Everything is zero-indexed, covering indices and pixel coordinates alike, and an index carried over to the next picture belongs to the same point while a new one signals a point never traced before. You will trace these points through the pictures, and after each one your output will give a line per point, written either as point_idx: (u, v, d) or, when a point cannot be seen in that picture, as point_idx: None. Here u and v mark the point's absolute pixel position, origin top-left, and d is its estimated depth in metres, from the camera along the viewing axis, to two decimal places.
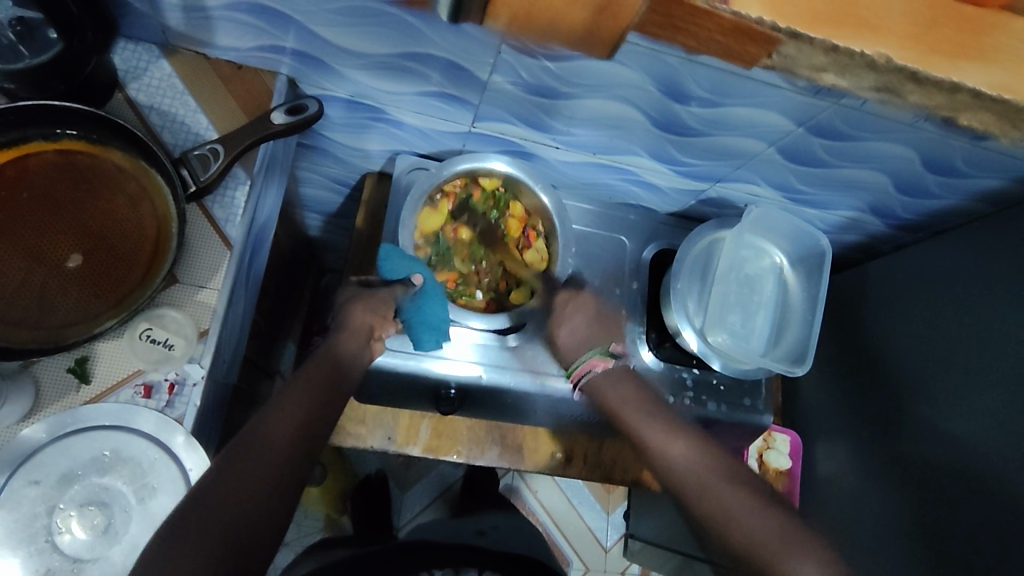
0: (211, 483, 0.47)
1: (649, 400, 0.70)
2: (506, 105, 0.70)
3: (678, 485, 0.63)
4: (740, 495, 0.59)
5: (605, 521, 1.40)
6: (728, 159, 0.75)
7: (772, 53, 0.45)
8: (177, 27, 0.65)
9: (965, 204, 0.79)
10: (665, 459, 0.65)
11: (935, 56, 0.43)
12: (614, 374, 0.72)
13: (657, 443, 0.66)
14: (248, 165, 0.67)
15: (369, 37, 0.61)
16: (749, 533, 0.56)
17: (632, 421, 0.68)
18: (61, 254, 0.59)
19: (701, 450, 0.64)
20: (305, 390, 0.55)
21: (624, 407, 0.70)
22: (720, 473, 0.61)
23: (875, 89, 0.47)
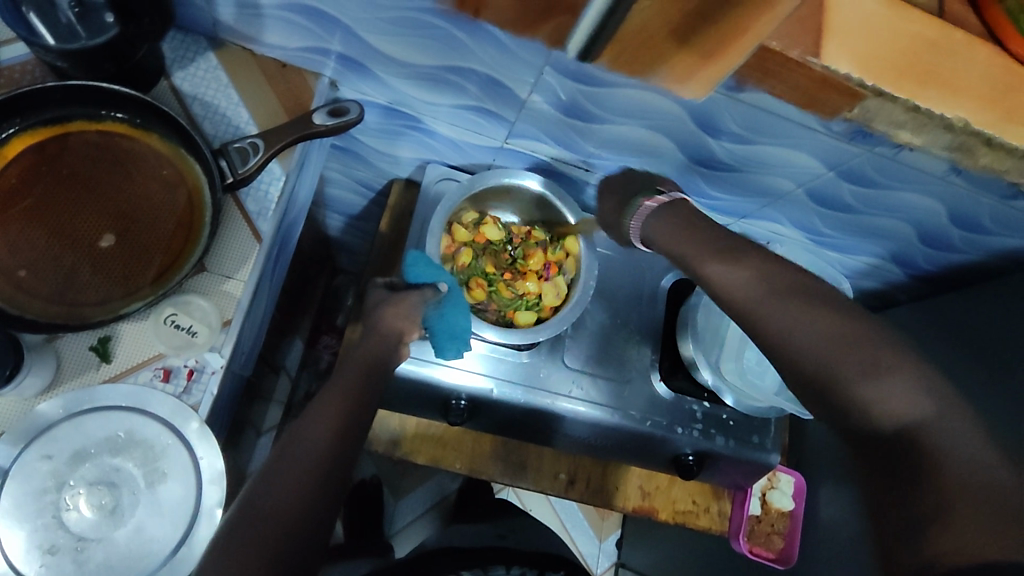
0: (258, 491, 0.48)
1: (766, 262, 0.53)
2: (543, 124, 0.71)
3: (736, 312, 0.53)
4: (805, 316, 0.49)
5: (596, 547, 1.39)
6: (754, 195, 0.76)
7: (855, 106, 0.52)
8: (227, 21, 0.66)
9: (986, 260, 0.80)
10: (786, 342, 0.49)
11: (1007, 122, 0.53)
12: (668, 211, 0.63)
13: (795, 334, 0.49)
14: (284, 161, 0.68)
15: (416, 48, 0.62)
16: (815, 361, 0.48)
17: (757, 311, 0.51)
18: (95, 234, 0.59)
19: (834, 313, 0.49)
20: (342, 391, 0.55)
21: (744, 287, 0.53)
22: (872, 360, 0.47)
23: (948, 149, 0.56)
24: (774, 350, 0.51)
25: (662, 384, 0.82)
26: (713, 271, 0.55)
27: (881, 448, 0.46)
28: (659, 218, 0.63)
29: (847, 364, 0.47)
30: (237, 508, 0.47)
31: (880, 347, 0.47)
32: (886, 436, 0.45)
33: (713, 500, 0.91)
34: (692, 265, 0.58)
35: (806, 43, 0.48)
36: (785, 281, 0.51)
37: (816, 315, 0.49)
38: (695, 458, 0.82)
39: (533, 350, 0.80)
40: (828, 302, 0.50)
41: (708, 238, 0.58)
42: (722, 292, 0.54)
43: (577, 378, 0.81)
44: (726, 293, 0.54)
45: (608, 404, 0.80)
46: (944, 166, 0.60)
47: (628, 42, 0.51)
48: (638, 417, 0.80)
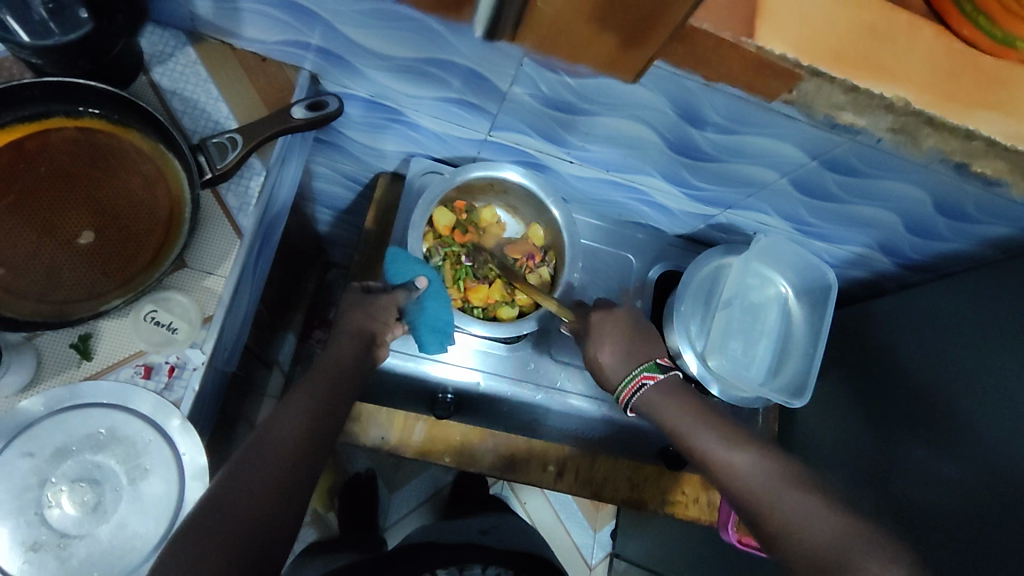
0: (223, 485, 0.47)
1: (765, 449, 0.63)
2: (525, 116, 0.70)
3: (742, 495, 0.60)
4: (807, 500, 0.56)
5: (591, 538, 1.39)
6: (740, 186, 0.75)
7: (792, 89, 0.50)
8: (206, 16, 0.66)
9: (974, 248, 0.80)
10: (793, 521, 0.56)
11: (952, 103, 0.50)
12: (667, 388, 0.70)
13: (800, 514, 0.56)
14: (264, 156, 0.67)
15: (394, 41, 0.61)
16: (815, 538, 0.54)
17: (766, 496, 0.58)
18: (74, 231, 0.59)
19: (834, 507, 0.56)
20: (311, 393, 0.55)
21: (755, 475, 0.60)
22: (858, 538, 0.52)
23: (891, 130, 0.54)
24: (776, 533, 0.57)
25: None
26: (737, 460, 0.62)
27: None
28: (656, 396, 0.69)
29: (849, 547, 0.52)
30: (201, 504, 0.45)
31: (867, 531, 0.53)
32: None
33: (702, 490, 0.92)
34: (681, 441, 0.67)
35: (735, 24, 0.46)
36: (793, 472, 0.59)
37: (814, 504, 0.56)
38: None
39: (519, 343, 0.80)
40: (824, 492, 0.57)
41: (715, 423, 0.66)
42: (730, 476, 0.62)
43: (563, 370, 0.80)
44: (728, 480, 0.62)
45: (595, 395, 0.80)
46: (926, 155, 0.60)
47: (543, 29, 0.48)
48: (626, 409, 0.80)
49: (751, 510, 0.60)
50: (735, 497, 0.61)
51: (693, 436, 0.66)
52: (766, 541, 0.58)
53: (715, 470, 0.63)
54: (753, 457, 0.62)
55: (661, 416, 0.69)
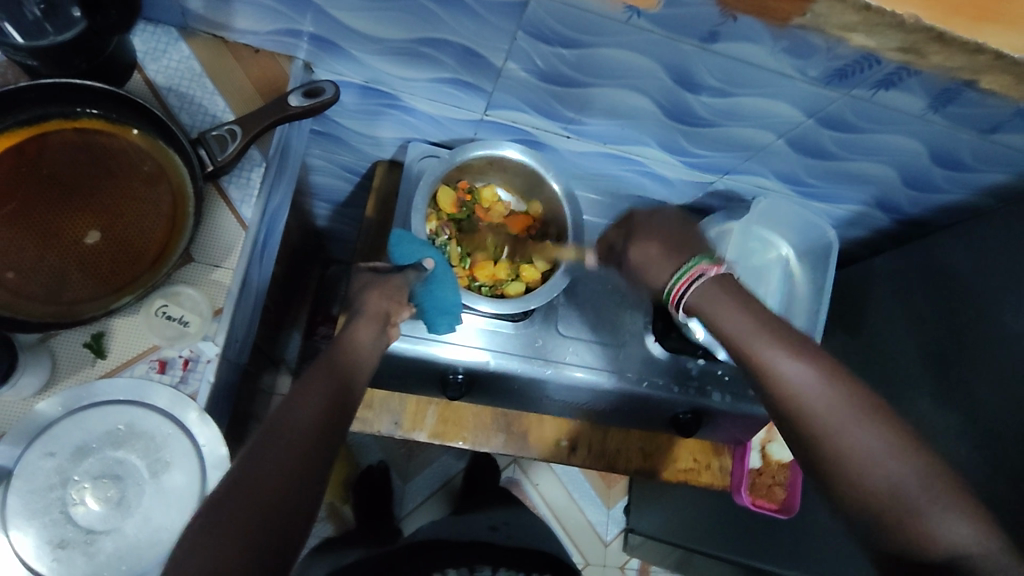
0: (241, 470, 0.47)
1: (825, 362, 0.52)
2: (520, 92, 0.70)
3: (798, 410, 0.51)
4: (878, 438, 0.48)
5: (605, 515, 1.40)
6: (738, 150, 0.76)
7: (802, 11, 0.49)
8: (197, 10, 0.65)
9: (971, 198, 0.80)
10: (855, 458, 0.48)
11: (958, 17, 0.48)
12: (727, 281, 0.58)
13: (868, 452, 0.48)
14: (263, 147, 0.67)
15: (387, 22, 0.61)
16: (875, 485, 0.47)
17: (830, 426, 0.50)
18: (79, 231, 0.59)
19: (908, 444, 0.48)
20: (327, 376, 0.55)
21: (815, 393, 0.51)
22: (938, 495, 0.45)
23: (898, 50, 0.52)
24: (830, 463, 0.49)
25: (657, 344, 0.83)
26: (785, 368, 0.52)
27: (930, 574, 0.44)
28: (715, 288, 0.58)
29: (918, 499, 0.46)
30: (221, 489, 0.46)
31: (952, 482, 0.46)
32: (938, 567, 0.44)
33: (713, 457, 0.93)
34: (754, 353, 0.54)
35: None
36: (866, 399, 0.50)
37: (884, 444, 0.48)
38: (692, 416, 0.84)
39: (526, 320, 0.81)
40: (900, 428, 0.49)
41: (776, 334, 0.54)
42: (791, 396, 0.52)
43: (572, 344, 0.81)
44: (785, 399, 0.52)
45: (605, 367, 0.81)
46: (923, 104, 0.60)
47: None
48: (635, 379, 0.81)
49: (799, 433, 0.52)
50: (783, 416, 0.53)
51: (751, 352, 0.54)
52: (819, 466, 0.50)
53: (765, 379, 0.53)
54: (817, 377, 0.52)
55: (711, 320, 0.57)
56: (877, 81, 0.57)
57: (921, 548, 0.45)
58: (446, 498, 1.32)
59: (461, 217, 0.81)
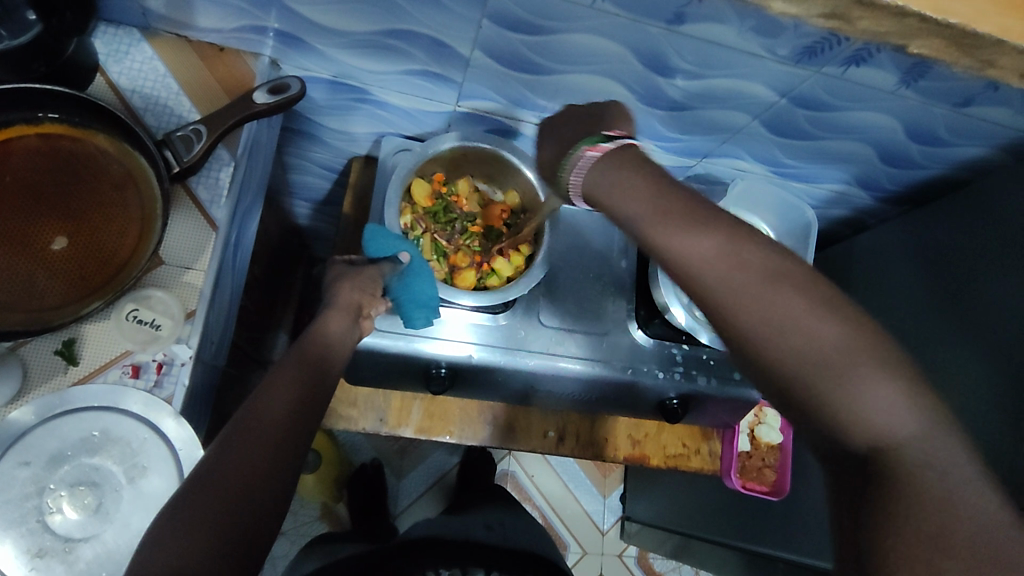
0: (209, 468, 0.47)
1: (738, 231, 0.44)
2: (491, 82, 0.70)
3: (711, 288, 0.43)
4: (791, 302, 0.41)
5: (601, 504, 1.40)
6: (713, 132, 0.75)
7: None
8: (158, 10, 0.64)
9: (950, 173, 0.80)
10: (772, 327, 0.41)
11: None
12: (617, 156, 0.50)
13: (790, 316, 0.41)
14: (231, 146, 0.67)
15: (351, 15, 0.61)
16: (795, 354, 0.40)
17: (744, 294, 0.42)
18: (46, 238, 0.58)
19: (825, 301, 0.41)
20: (297, 370, 0.55)
21: (725, 268, 0.43)
22: (864, 361, 0.39)
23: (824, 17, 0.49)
24: (744, 336, 0.42)
25: (641, 332, 0.82)
26: (689, 247, 0.44)
27: (859, 457, 0.39)
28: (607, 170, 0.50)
29: (840, 360, 0.39)
30: (187, 484, 0.46)
31: (875, 348, 0.40)
32: (864, 449, 0.39)
33: (702, 441, 0.93)
34: (658, 233, 0.45)
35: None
36: (767, 264, 0.43)
37: (800, 306, 0.41)
38: (680, 402, 0.83)
39: (508, 311, 0.80)
40: (810, 290, 0.42)
41: (679, 210, 0.46)
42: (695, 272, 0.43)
43: (555, 335, 0.81)
44: (706, 278, 0.43)
45: (589, 356, 0.81)
46: (894, 80, 0.60)
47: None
48: (620, 366, 0.81)
49: (712, 303, 0.44)
50: (702, 297, 0.44)
51: (659, 238, 0.45)
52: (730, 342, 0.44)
53: (670, 263, 0.45)
54: (721, 249, 0.43)
55: (607, 199, 0.49)
56: (846, 58, 0.57)
57: (843, 421, 0.39)
58: (441, 494, 1.32)
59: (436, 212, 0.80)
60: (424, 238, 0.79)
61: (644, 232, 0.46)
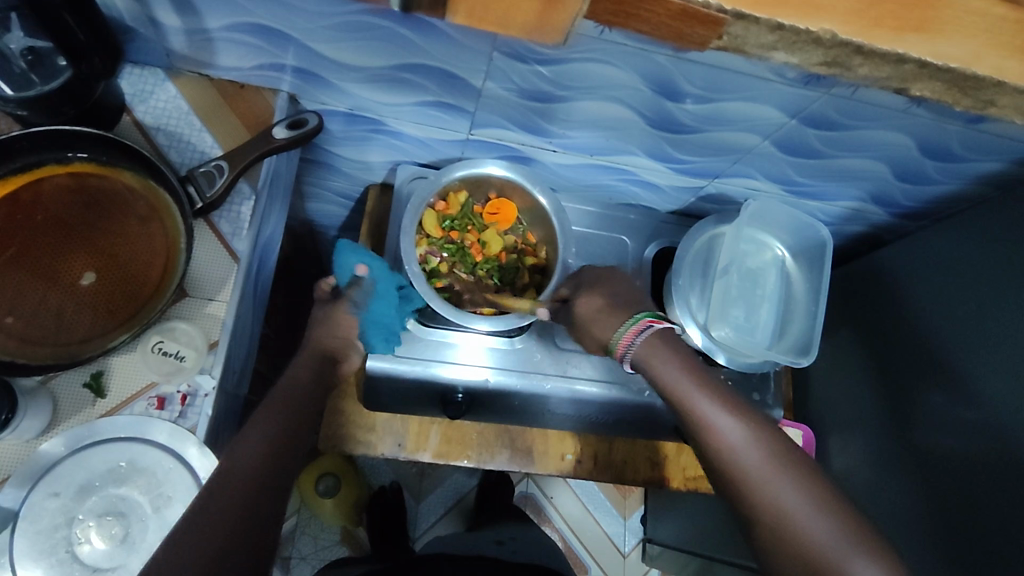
0: (199, 508, 0.48)
1: (767, 437, 0.60)
2: (504, 111, 0.71)
3: (731, 466, 0.59)
4: (798, 488, 0.56)
5: (622, 527, 1.39)
6: (723, 154, 0.76)
7: (721, 35, 0.48)
8: (180, 50, 0.67)
9: (966, 188, 0.79)
10: (786, 513, 0.55)
11: (879, 29, 0.48)
12: (671, 341, 0.68)
13: (792, 503, 0.55)
14: (252, 179, 0.69)
15: (364, 52, 0.62)
16: (801, 530, 0.54)
17: (761, 482, 0.57)
18: (75, 273, 0.59)
19: (819, 497, 0.56)
20: (283, 399, 0.59)
21: (745, 452, 0.59)
22: (859, 542, 0.53)
23: (825, 65, 0.51)
24: (760, 520, 0.56)
25: None
26: (724, 427, 0.61)
27: None
28: (660, 348, 0.67)
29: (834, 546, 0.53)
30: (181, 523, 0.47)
31: (858, 531, 0.54)
32: None
33: None
34: (694, 408, 0.63)
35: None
36: (785, 454, 0.58)
37: (802, 493, 0.56)
38: None
39: (523, 335, 0.82)
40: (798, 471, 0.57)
41: (712, 394, 0.64)
42: (727, 449, 0.60)
43: (572, 357, 0.83)
44: (726, 459, 0.59)
45: (606, 378, 0.83)
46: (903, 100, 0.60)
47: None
48: (637, 389, 0.83)
49: (734, 483, 0.59)
50: (725, 473, 0.60)
51: (696, 409, 0.63)
52: (752, 531, 0.57)
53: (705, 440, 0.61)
54: (753, 434, 0.60)
55: (658, 378, 0.66)
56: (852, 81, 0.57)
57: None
58: (461, 516, 1.32)
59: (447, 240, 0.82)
60: (441, 266, 0.82)
61: (679, 400, 0.64)
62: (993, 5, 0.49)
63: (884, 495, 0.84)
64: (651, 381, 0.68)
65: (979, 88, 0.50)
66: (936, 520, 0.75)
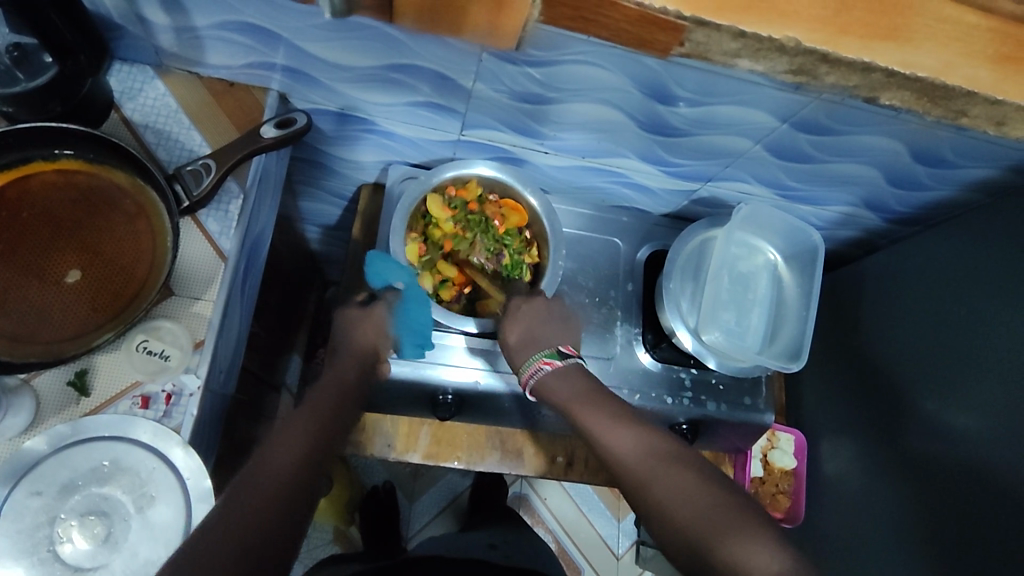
0: (229, 500, 0.48)
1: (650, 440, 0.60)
2: (495, 112, 0.71)
3: (625, 471, 0.59)
4: (683, 478, 0.56)
5: (616, 528, 1.39)
6: (716, 157, 0.75)
7: (683, 41, 0.49)
8: (170, 48, 0.66)
9: (958, 194, 0.79)
10: (670, 504, 0.55)
11: (845, 36, 0.48)
12: (563, 372, 0.69)
13: (675, 492, 0.55)
14: (241, 178, 0.68)
15: (354, 51, 0.62)
16: (686, 518, 0.54)
17: (649, 479, 0.57)
18: (61, 270, 0.59)
19: (703, 480, 0.56)
20: (312, 413, 0.58)
21: (638, 453, 0.60)
22: (733, 517, 0.52)
23: (791, 73, 0.51)
24: (655, 516, 0.56)
25: (650, 356, 0.84)
26: (619, 436, 0.62)
27: None
28: (552, 381, 0.69)
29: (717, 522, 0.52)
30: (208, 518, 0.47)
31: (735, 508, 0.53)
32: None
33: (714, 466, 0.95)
34: (587, 422, 0.64)
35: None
36: (670, 450, 0.59)
37: (688, 480, 0.56)
38: (689, 427, 0.86)
39: None
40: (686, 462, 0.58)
41: (603, 406, 0.65)
42: (618, 458, 0.60)
43: None
44: (619, 461, 0.60)
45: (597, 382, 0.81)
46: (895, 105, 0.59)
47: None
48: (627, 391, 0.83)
49: (630, 485, 0.59)
50: (623, 476, 0.60)
51: (587, 424, 0.64)
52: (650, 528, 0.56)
53: (602, 452, 0.62)
54: (644, 436, 0.61)
55: (555, 402, 0.68)
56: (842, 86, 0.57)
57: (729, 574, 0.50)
58: (454, 516, 1.32)
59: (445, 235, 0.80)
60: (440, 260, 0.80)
61: (571, 416, 0.66)
62: (965, 12, 0.48)
63: (876, 502, 0.84)
64: (555, 409, 0.69)
65: (948, 97, 0.51)
66: (926, 526, 0.75)
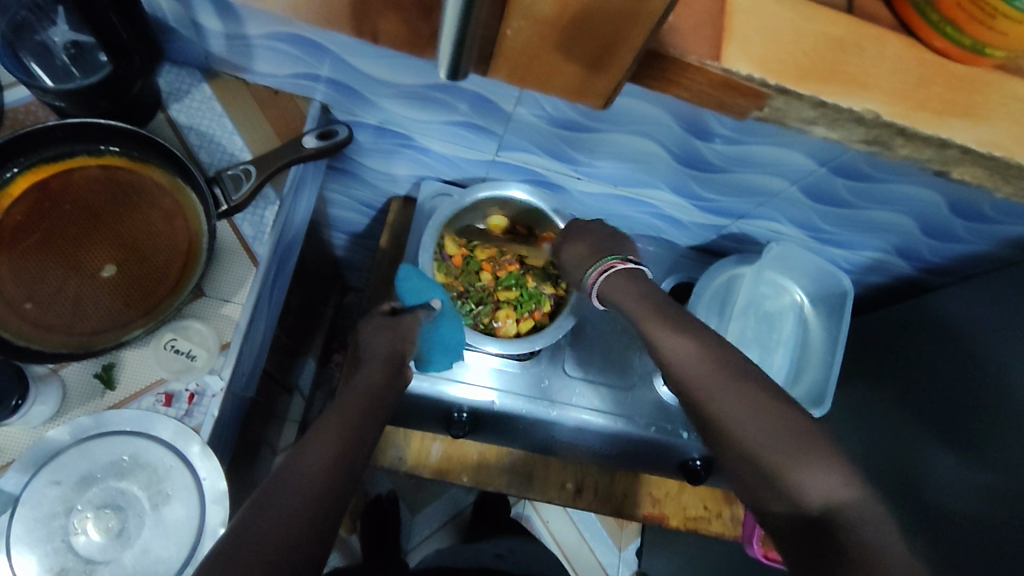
0: (250, 518, 0.46)
1: (709, 342, 0.57)
2: (532, 137, 0.71)
3: (680, 379, 0.56)
4: (740, 391, 0.52)
5: (616, 557, 1.37)
6: (750, 196, 0.75)
7: (763, 106, 0.49)
8: (219, 53, 0.68)
9: (992, 249, 0.78)
10: (727, 415, 0.52)
11: (922, 111, 0.48)
12: (632, 276, 0.68)
13: (736, 407, 0.52)
14: (278, 185, 0.69)
15: (400, 70, 0.63)
16: (742, 438, 0.51)
17: (704, 385, 0.54)
18: (97, 263, 0.60)
19: (767, 401, 0.52)
20: (342, 427, 0.55)
21: (697, 364, 0.56)
22: (800, 439, 0.49)
23: (865, 142, 0.52)
24: (711, 430, 0.54)
25: (666, 389, 0.82)
26: (676, 344, 0.58)
27: (800, 526, 0.47)
28: (620, 282, 0.68)
29: (779, 444, 0.49)
30: (225, 541, 0.45)
31: (805, 436, 0.49)
32: (813, 516, 0.46)
33: (724, 505, 0.93)
34: (649, 332, 0.61)
35: (688, 34, 0.45)
36: (737, 365, 0.54)
37: (747, 396, 0.52)
38: (703, 463, 0.83)
39: (533, 359, 0.82)
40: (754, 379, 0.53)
41: (667, 316, 0.61)
42: (677, 369, 0.57)
43: (578, 386, 0.81)
44: (670, 360, 0.58)
45: (613, 412, 0.81)
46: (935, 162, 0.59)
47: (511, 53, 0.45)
48: (643, 424, 0.81)
49: (683, 392, 0.56)
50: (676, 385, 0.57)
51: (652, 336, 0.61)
52: (701, 429, 0.55)
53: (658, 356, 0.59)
54: (706, 348, 0.56)
55: (619, 303, 0.66)
56: None
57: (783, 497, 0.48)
58: (454, 531, 1.32)
59: (464, 266, 0.84)
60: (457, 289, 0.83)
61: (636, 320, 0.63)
62: None
63: None
64: (618, 311, 0.68)
65: (1021, 177, 0.51)
66: None
